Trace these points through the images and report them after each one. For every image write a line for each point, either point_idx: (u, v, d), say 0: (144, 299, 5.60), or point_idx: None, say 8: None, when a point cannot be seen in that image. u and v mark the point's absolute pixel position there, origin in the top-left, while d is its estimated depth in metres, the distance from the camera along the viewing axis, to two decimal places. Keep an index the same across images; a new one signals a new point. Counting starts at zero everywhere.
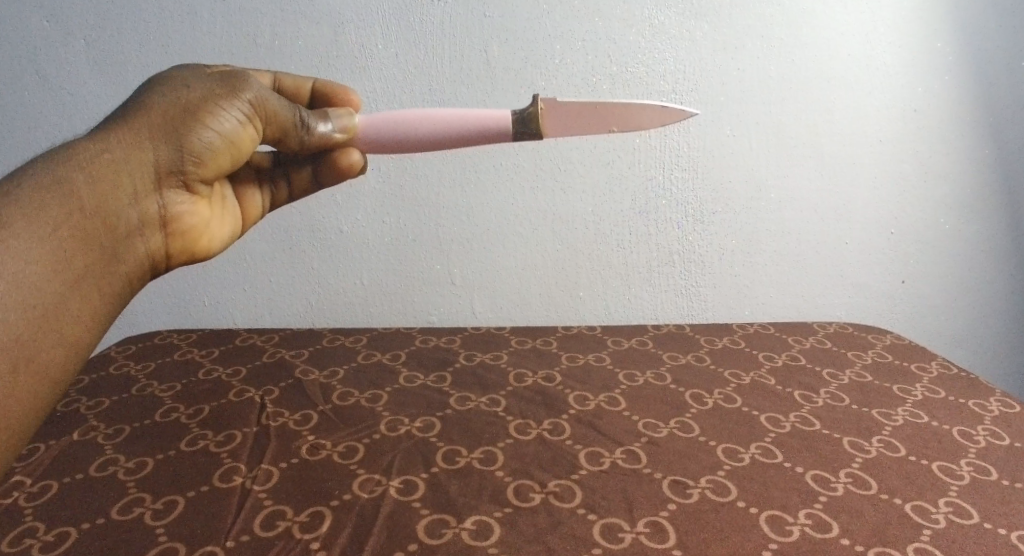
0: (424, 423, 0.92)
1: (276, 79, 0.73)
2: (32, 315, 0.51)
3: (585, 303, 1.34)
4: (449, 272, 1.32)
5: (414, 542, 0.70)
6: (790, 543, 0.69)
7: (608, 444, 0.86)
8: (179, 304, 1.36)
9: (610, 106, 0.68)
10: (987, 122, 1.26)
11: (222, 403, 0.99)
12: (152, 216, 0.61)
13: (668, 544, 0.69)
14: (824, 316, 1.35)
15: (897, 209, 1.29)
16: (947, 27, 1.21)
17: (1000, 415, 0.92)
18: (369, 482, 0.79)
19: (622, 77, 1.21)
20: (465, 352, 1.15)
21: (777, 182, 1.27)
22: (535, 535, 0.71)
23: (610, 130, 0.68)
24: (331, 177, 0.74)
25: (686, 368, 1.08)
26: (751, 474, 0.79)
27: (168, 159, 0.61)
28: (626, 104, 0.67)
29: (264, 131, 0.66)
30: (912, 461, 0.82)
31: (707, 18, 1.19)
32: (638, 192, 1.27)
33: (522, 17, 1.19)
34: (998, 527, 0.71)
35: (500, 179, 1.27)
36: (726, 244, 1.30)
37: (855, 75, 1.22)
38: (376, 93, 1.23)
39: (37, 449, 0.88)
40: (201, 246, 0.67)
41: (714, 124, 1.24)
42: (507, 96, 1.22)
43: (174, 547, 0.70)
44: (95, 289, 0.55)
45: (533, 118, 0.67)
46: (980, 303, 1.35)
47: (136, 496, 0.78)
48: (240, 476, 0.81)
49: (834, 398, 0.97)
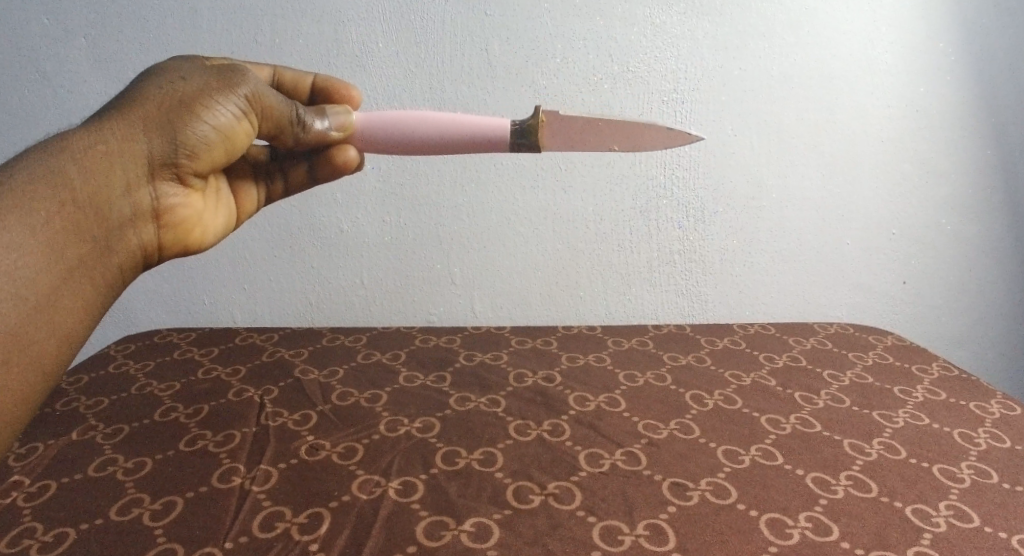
0: (424, 424, 0.92)
1: (275, 73, 0.73)
2: (24, 305, 0.51)
3: (585, 303, 1.33)
4: (449, 271, 1.32)
5: (412, 544, 0.70)
6: (790, 547, 0.69)
7: (607, 445, 0.86)
8: (177, 302, 1.36)
9: (615, 124, 0.67)
10: (989, 122, 1.25)
11: (221, 403, 0.98)
12: (145, 208, 0.60)
13: (668, 547, 0.69)
14: (824, 316, 1.35)
15: (898, 209, 1.29)
16: (949, 27, 1.21)
17: (1001, 417, 0.92)
18: (368, 483, 0.79)
19: (623, 76, 1.20)
20: (465, 352, 1.15)
21: (778, 181, 1.27)
22: (534, 538, 0.70)
23: (611, 148, 0.68)
24: (327, 173, 0.74)
25: (686, 369, 1.08)
26: (751, 476, 0.79)
27: (163, 151, 0.60)
28: (628, 122, 0.67)
29: (260, 126, 0.66)
30: (912, 464, 0.81)
31: (709, 16, 1.18)
32: (638, 191, 1.27)
33: (523, 16, 1.18)
34: (999, 531, 0.70)
35: (500, 178, 1.26)
36: (727, 243, 1.30)
37: (856, 75, 1.21)
38: (376, 91, 1.23)
39: (36, 448, 0.88)
40: (194, 238, 0.67)
41: (715, 123, 1.23)
42: (508, 95, 1.22)
43: (171, 549, 0.70)
44: (88, 280, 0.55)
45: (533, 131, 0.67)
46: (981, 304, 1.35)
47: (135, 496, 0.78)
48: (239, 477, 0.81)
49: (835, 400, 0.97)
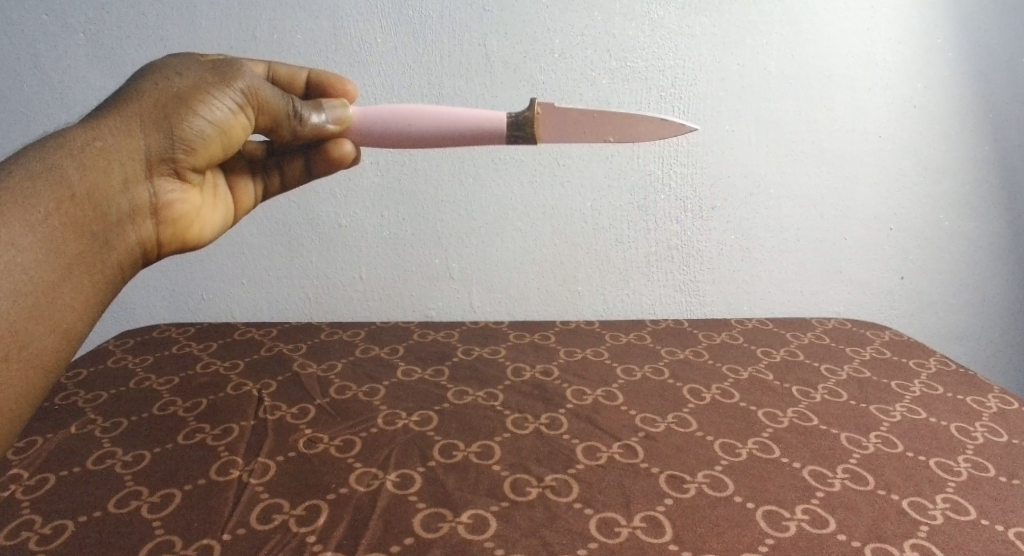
0: (422, 417, 0.92)
1: (270, 69, 0.72)
2: (24, 303, 0.51)
3: (584, 298, 1.33)
4: (448, 266, 1.32)
5: (409, 536, 0.70)
6: (786, 539, 0.69)
7: (605, 438, 0.86)
8: (176, 298, 1.36)
9: (609, 114, 0.68)
10: (987, 119, 1.26)
11: (219, 397, 0.99)
12: (143, 204, 0.61)
13: (664, 539, 0.69)
14: (823, 311, 1.35)
15: (896, 204, 1.29)
16: (948, 24, 1.21)
17: (999, 411, 0.92)
18: (365, 476, 0.79)
19: (620, 72, 1.20)
20: (463, 346, 1.15)
21: (777, 177, 1.27)
22: (531, 529, 0.70)
23: (605, 139, 0.69)
24: (323, 169, 0.74)
25: (685, 363, 1.08)
26: (749, 469, 0.79)
27: (160, 147, 0.61)
28: (624, 115, 0.67)
29: (256, 120, 0.66)
30: (909, 458, 0.82)
31: (707, 12, 1.18)
32: (637, 185, 1.27)
33: (521, 12, 1.19)
34: (996, 524, 0.71)
35: (499, 174, 1.26)
36: (725, 238, 1.30)
37: (855, 72, 1.22)
38: (374, 87, 1.23)
39: (35, 441, 0.88)
40: (192, 234, 0.67)
41: (713, 119, 1.23)
42: (507, 91, 1.22)
43: (169, 541, 0.70)
44: (87, 276, 0.55)
45: (528, 122, 0.67)
46: (979, 300, 1.35)
47: (133, 489, 0.78)
48: (237, 470, 0.81)
49: (832, 394, 0.97)
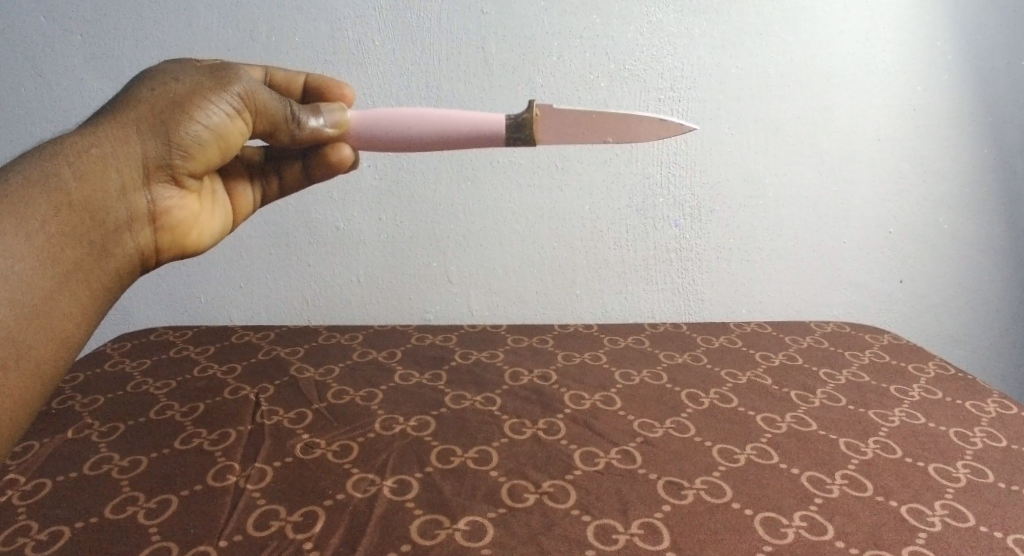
0: (419, 422, 0.91)
1: (267, 73, 0.72)
2: (21, 311, 0.50)
3: (582, 301, 1.33)
4: (446, 269, 1.32)
5: (406, 542, 0.70)
6: (785, 546, 0.68)
7: (603, 444, 0.86)
8: (174, 301, 1.36)
9: (608, 115, 0.67)
10: (987, 122, 1.25)
11: (216, 401, 0.98)
12: (140, 211, 0.60)
13: (662, 546, 0.69)
14: (823, 314, 1.35)
15: (895, 207, 1.28)
16: (948, 26, 1.20)
17: (998, 416, 0.92)
18: (363, 482, 0.79)
19: (619, 74, 1.20)
20: (461, 350, 1.15)
21: (776, 179, 1.26)
22: (528, 536, 0.70)
23: (604, 140, 0.68)
24: (322, 172, 0.74)
25: (684, 368, 1.07)
26: (746, 475, 0.79)
27: (157, 153, 0.60)
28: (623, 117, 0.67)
29: (254, 125, 0.65)
30: (908, 463, 0.81)
31: (706, 15, 1.18)
32: (635, 188, 1.26)
33: (521, 14, 1.18)
34: (995, 530, 0.70)
35: (497, 176, 1.26)
36: (724, 242, 1.30)
37: (854, 75, 1.21)
38: (373, 89, 1.22)
39: (31, 447, 0.88)
40: (191, 241, 0.67)
41: (712, 122, 1.23)
42: (506, 93, 1.21)
43: (166, 547, 0.70)
44: (86, 284, 0.55)
45: (527, 124, 0.67)
46: (979, 303, 1.35)
47: (129, 494, 0.78)
48: (233, 476, 0.81)
49: (831, 398, 0.97)
